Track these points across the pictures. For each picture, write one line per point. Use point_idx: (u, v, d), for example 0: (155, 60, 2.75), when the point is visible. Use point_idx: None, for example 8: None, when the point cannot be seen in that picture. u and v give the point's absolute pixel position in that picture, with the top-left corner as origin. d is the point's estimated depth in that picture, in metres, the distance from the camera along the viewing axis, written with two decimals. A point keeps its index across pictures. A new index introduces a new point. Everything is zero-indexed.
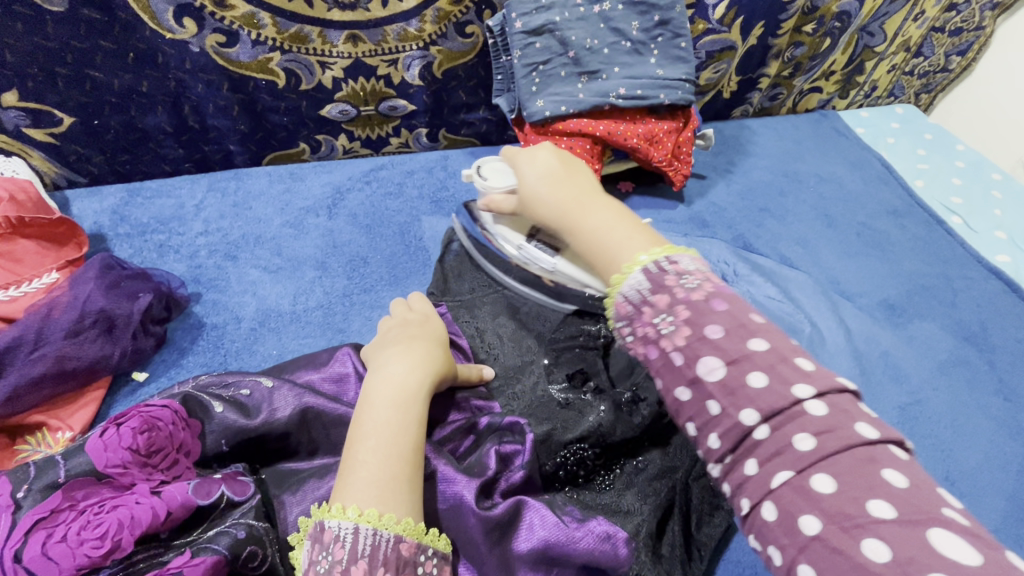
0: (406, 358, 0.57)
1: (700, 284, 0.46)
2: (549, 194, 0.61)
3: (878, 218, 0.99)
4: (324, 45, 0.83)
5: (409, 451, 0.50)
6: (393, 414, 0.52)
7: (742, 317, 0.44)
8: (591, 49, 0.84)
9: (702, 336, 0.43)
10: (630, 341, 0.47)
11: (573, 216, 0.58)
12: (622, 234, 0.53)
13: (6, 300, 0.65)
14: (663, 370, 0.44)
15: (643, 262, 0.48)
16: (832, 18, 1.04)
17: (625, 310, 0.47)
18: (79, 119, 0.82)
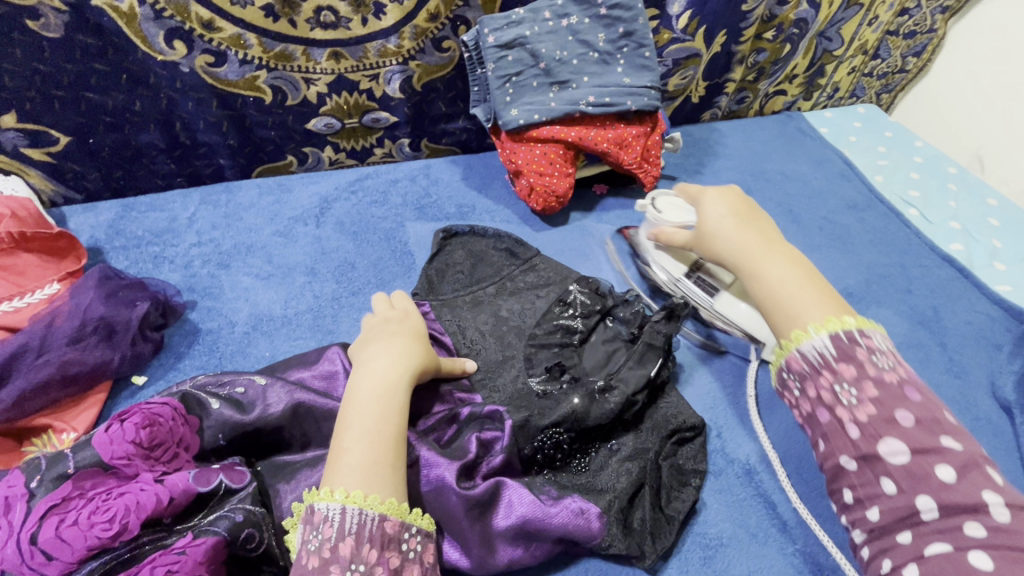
0: (387, 353, 0.61)
1: (891, 364, 0.50)
2: (734, 240, 0.65)
3: (839, 213, 1.04)
4: (308, 62, 0.88)
5: (389, 437, 0.54)
6: (376, 404, 0.56)
7: (934, 410, 0.48)
8: (561, 60, 0.89)
9: (890, 418, 0.48)
10: (804, 397, 0.52)
11: (757, 259, 0.61)
12: (801, 288, 0.57)
13: (10, 311, 0.69)
14: (832, 433, 0.50)
15: (826, 325, 0.52)
16: (791, 25, 1.10)
17: (798, 367, 0.53)
18: (75, 138, 0.86)
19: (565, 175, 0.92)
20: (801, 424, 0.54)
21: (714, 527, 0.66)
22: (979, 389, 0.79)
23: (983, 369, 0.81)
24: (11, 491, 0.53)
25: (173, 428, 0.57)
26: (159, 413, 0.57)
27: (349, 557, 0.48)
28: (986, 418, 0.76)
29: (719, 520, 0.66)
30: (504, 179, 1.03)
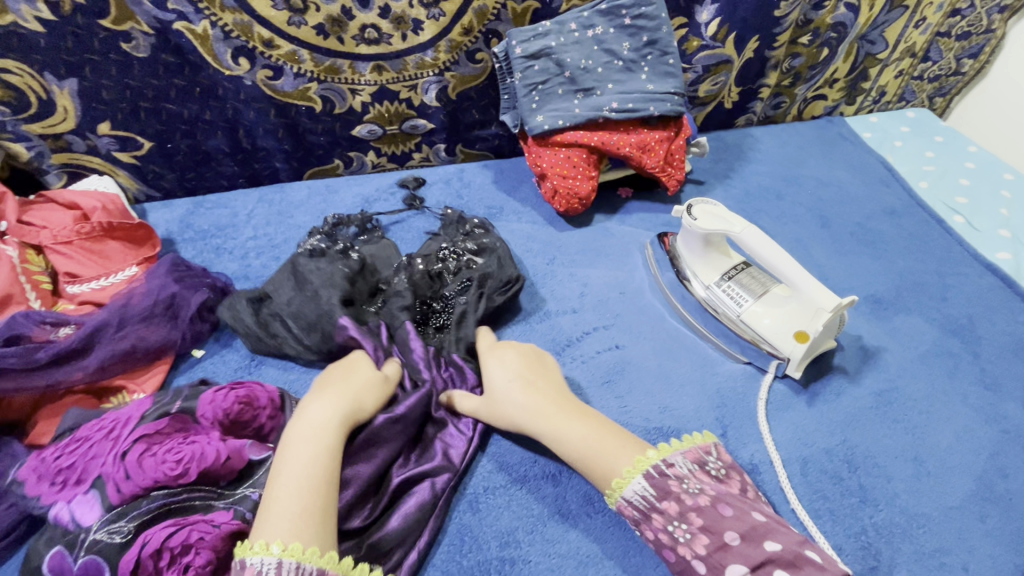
0: (344, 406, 0.63)
1: (699, 487, 0.56)
2: (524, 413, 0.67)
3: (874, 218, 1.02)
4: (354, 75, 0.97)
5: (320, 489, 0.55)
6: (316, 461, 0.57)
7: (749, 518, 0.53)
8: (586, 68, 0.94)
9: (721, 542, 0.52)
10: (647, 539, 0.57)
11: (553, 424, 0.65)
12: (604, 440, 0.62)
13: (97, 288, 0.81)
14: (687, 572, 0.54)
15: (637, 467, 0.58)
16: (828, 30, 1.09)
17: (630, 513, 0.58)
18: (156, 144, 0.99)
19: (587, 178, 0.96)
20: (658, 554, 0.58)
21: None
22: (1013, 401, 0.75)
23: (1019, 382, 0.78)
24: (126, 414, 0.64)
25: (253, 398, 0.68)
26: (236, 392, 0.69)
27: None
28: (1017, 431, 0.72)
29: None
30: (532, 182, 1.08)
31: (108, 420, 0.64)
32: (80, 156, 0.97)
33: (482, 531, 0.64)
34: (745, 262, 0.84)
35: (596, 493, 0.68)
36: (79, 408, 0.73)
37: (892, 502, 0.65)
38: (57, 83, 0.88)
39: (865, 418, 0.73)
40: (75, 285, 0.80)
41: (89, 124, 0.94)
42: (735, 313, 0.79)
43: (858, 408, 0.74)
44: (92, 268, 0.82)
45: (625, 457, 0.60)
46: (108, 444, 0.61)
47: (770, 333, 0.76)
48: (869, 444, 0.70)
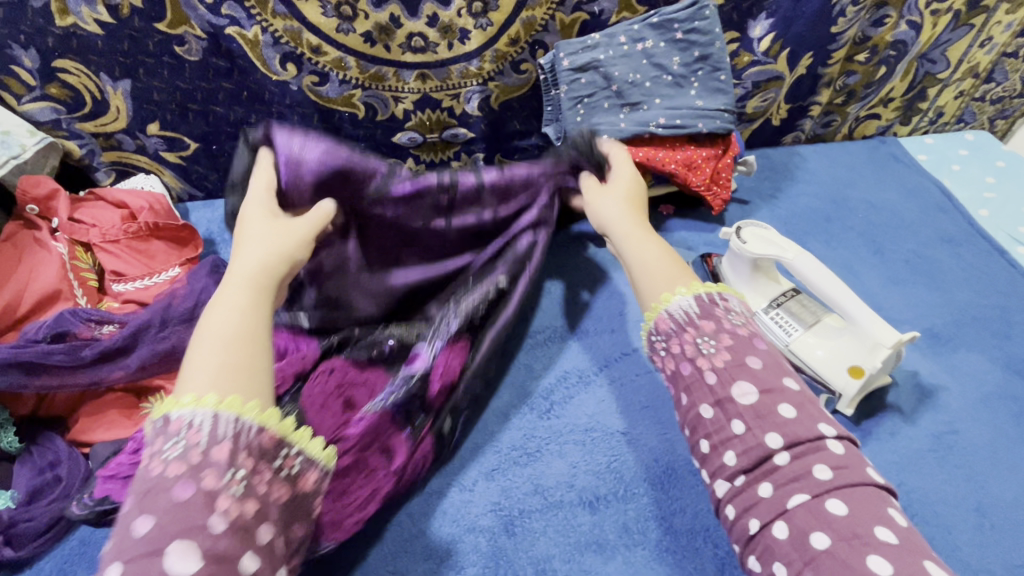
0: (261, 257, 0.61)
1: (743, 320, 0.60)
2: (618, 224, 0.72)
3: (930, 246, 0.97)
4: (398, 82, 0.97)
5: (245, 346, 0.53)
6: (235, 316, 0.55)
7: (774, 356, 0.58)
8: (633, 82, 0.92)
9: (741, 363, 0.55)
10: (670, 356, 0.59)
11: (635, 240, 0.70)
12: (670, 272, 0.65)
13: (142, 288, 0.82)
14: (693, 386, 0.57)
15: (691, 290, 0.61)
16: (886, 48, 1.05)
17: (666, 327, 0.60)
18: (202, 145, 1.00)
19: None
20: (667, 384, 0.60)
21: None
22: None
23: None
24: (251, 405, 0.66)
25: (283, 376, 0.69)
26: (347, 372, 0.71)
27: (224, 461, 0.46)
28: None
29: None
30: None
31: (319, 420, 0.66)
32: (129, 154, 0.99)
33: (518, 556, 0.63)
34: (795, 289, 0.81)
35: (633, 523, 0.66)
36: (119, 407, 0.73)
37: (951, 554, 0.62)
38: (111, 84, 0.90)
39: (922, 462, 0.69)
40: (120, 284, 0.81)
41: (139, 125, 0.95)
42: (784, 343, 0.75)
43: (914, 450, 0.70)
44: (137, 268, 0.83)
45: (679, 285, 0.63)
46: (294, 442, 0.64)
47: (824, 368, 0.72)
48: (926, 490, 0.67)
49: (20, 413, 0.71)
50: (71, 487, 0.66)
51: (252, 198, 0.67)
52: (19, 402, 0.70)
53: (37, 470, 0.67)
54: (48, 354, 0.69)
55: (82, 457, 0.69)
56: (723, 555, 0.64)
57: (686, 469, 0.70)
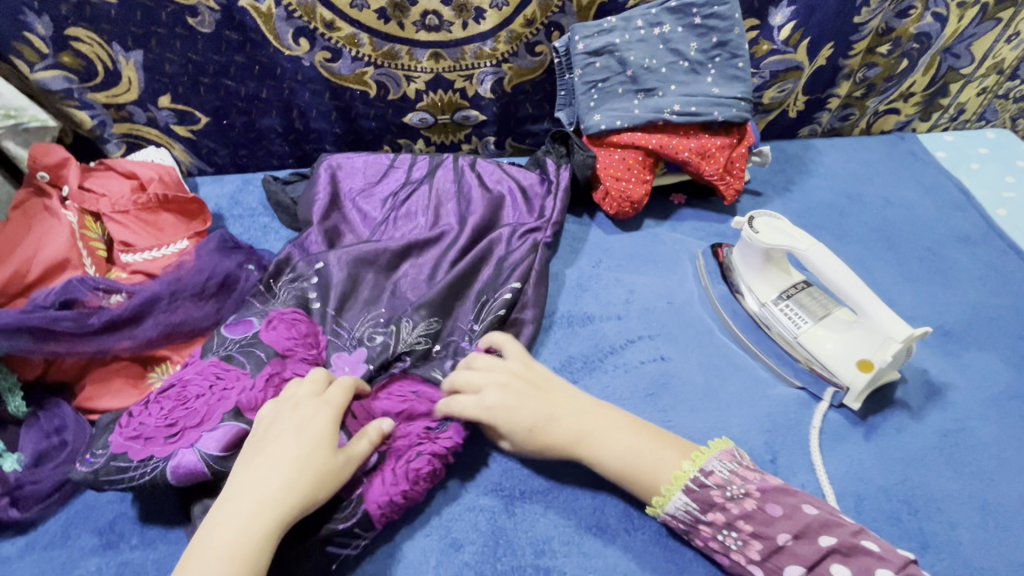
0: (281, 475, 0.55)
1: (743, 489, 0.59)
2: (534, 415, 0.64)
3: (945, 244, 0.95)
4: (411, 62, 0.96)
5: (246, 560, 0.51)
6: (248, 526, 0.52)
7: (801, 516, 0.57)
8: (649, 68, 0.90)
9: (775, 545, 0.57)
10: (694, 540, 0.61)
11: (602, 434, 0.64)
12: (658, 445, 0.63)
13: (150, 259, 0.82)
14: (773, 556, 0.57)
15: (677, 482, 0.61)
16: (909, 40, 1.02)
17: (676, 524, 0.61)
18: (212, 120, 1.00)
19: (641, 182, 0.93)
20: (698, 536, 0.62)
21: None
22: None
23: None
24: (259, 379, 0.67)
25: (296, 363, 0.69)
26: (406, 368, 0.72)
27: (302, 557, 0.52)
28: None
29: None
30: None
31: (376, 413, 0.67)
32: (140, 127, 0.99)
33: (518, 537, 0.63)
34: (805, 282, 0.80)
35: (635, 508, 0.65)
36: (125, 376, 0.74)
37: (954, 550, 0.62)
38: (123, 54, 0.89)
39: (928, 458, 0.68)
40: (129, 255, 0.81)
41: (150, 97, 0.95)
42: (792, 334, 0.75)
43: (922, 446, 0.69)
44: (146, 238, 0.83)
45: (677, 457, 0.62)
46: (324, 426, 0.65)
47: (831, 361, 0.72)
48: (932, 487, 0.66)
49: (27, 378, 0.71)
50: (77, 452, 0.67)
51: (316, 399, 0.61)
52: (26, 366, 0.70)
53: (43, 433, 0.68)
54: (56, 320, 0.68)
55: (89, 425, 0.69)
56: None
57: None
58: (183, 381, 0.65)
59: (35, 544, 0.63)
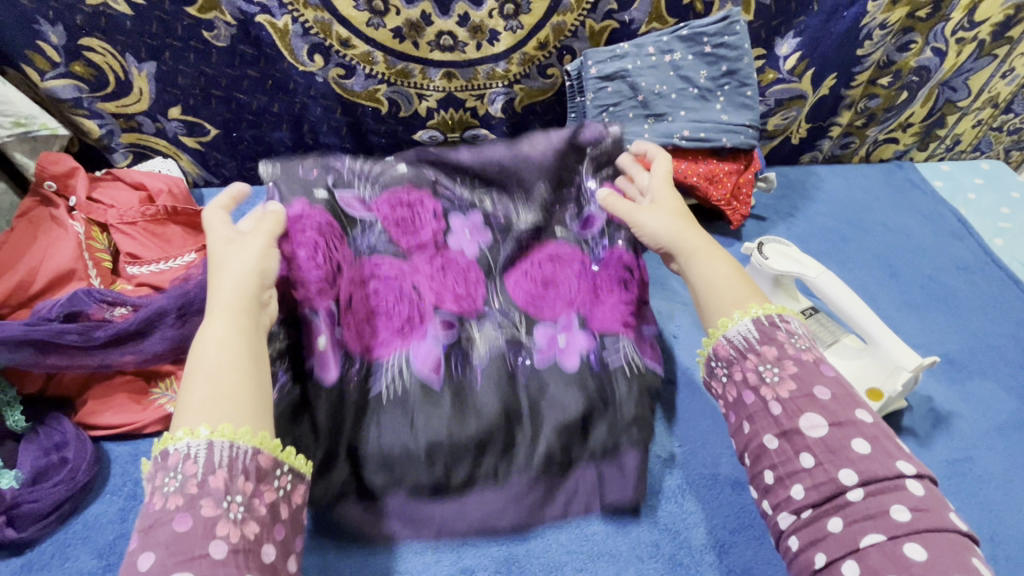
0: (226, 297, 0.52)
1: (806, 344, 0.55)
2: (676, 233, 0.65)
3: (945, 272, 0.97)
4: (424, 80, 0.96)
5: (249, 370, 0.49)
6: (219, 353, 0.49)
7: (841, 384, 0.53)
8: (660, 93, 0.91)
9: (809, 394, 0.52)
10: (731, 381, 0.56)
11: (705, 250, 0.63)
12: (732, 284, 0.60)
13: (156, 272, 0.80)
14: (757, 415, 0.54)
15: (750, 313, 0.56)
16: (910, 73, 1.05)
17: (725, 353, 0.56)
18: (222, 132, 1.00)
19: None
20: (726, 412, 0.58)
21: None
22: None
23: None
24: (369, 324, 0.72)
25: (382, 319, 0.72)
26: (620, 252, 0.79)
27: (224, 488, 0.43)
28: None
29: None
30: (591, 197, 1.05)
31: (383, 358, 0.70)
32: (148, 137, 0.99)
33: (529, 563, 0.63)
34: (813, 308, 0.81)
35: (652, 532, 0.66)
36: (128, 390, 0.73)
37: None
38: (136, 65, 0.89)
39: (937, 488, 0.69)
40: (135, 267, 0.80)
41: (160, 108, 0.95)
42: None
43: (930, 477, 0.70)
44: (152, 250, 0.82)
45: (755, 302, 0.58)
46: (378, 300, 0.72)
47: None
48: None
49: (26, 392, 0.69)
50: (77, 470, 0.65)
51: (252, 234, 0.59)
52: (29, 379, 0.70)
53: (43, 450, 0.66)
54: (62, 333, 0.67)
55: (88, 440, 0.68)
56: (737, 575, 0.64)
57: (702, 484, 0.70)
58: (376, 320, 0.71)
59: (29, 567, 0.61)
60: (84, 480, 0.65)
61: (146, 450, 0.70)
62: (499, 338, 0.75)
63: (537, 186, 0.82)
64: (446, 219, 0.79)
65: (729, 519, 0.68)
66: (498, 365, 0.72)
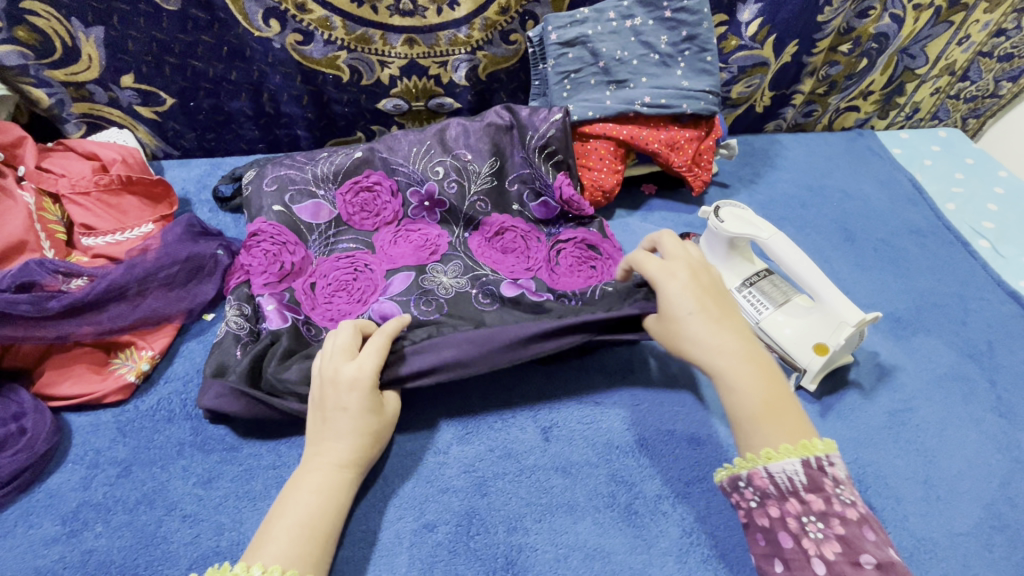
0: (342, 454, 0.62)
1: (851, 499, 0.55)
2: (724, 349, 0.62)
3: (898, 236, 1.00)
4: (385, 46, 0.95)
5: (320, 527, 0.58)
6: (314, 499, 0.59)
7: (886, 551, 0.52)
8: (621, 59, 0.91)
9: (854, 560, 0.51)
10: (762, 513, 0.57)
11: (747, 382, 0.60)
12: (772, 417, 0.59)
13: (113, 243, 0.79)
14: (794, 562, 0.54)
15: (800, 450, 0.56)
16: (869, 39, 1.06)
17: (764, 485, 0.57)
18: (179, 101, 0.98)
19: (613, 172, 0.94)
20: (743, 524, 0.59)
21: (721, 532, 0.66)
22: None
23: None
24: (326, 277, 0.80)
25: (337, 277, 0.80)
26: (577, 233, 0.89)
27: None
28: None
29: (720, 532, 0.66)
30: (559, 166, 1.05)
31: (337, 301, 0.78)
32: (101, 107, 0.97)
33: (490, 515, 0.66)
34: (767, 269, 0.83)
35: (607, 484, 0.69)
36: (88, 362, 0.73)
37: (900, 524, 0.65)
38: (83, 30, 0.86)
39: (877, 437, 0.72)
40: (90, 238, 0.79)
41: (112, 76, 0.92)
42: (754, 319, 0.78)
43: (872, 427, 0.73)
44: (108, 221, 0.80)
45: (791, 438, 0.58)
46: (344, 267, 0.81)
47: (788, 346, 0.75)
48: (881, 464, 0.70)
49: None
50: (36, 439, 0.65)
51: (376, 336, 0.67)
52: None
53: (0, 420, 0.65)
54: (13, 304, 0.66)
55: (48, 411, 0.67)
56: (690, 522, 0.66)
57: (658, 439, 0.73)
58: (333, 276, 0.80)
59: None
60: (43, 449, 0.65)
61: (108, 419, 0.71)
62: (465, 284, 0.81)
63: (483, 163, 0.90)
64: (405, 197, 0.90)
65: (683, 472, 0.70)
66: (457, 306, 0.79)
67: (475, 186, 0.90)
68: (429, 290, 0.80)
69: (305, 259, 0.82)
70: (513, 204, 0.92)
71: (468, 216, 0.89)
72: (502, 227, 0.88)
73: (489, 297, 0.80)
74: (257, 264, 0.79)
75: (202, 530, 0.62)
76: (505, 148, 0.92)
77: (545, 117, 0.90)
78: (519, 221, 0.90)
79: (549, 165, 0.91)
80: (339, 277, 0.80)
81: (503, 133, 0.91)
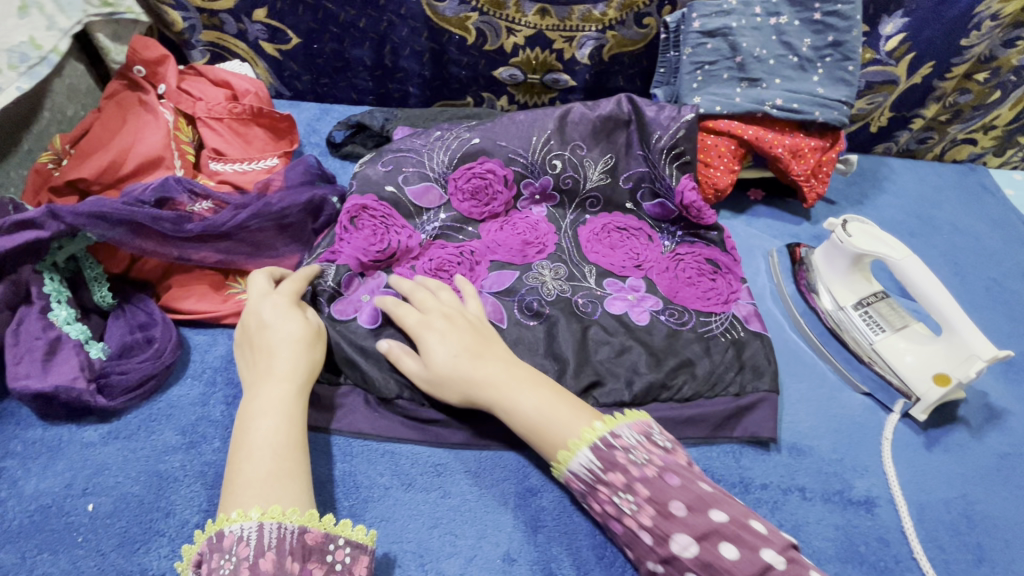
0: (288, 366, 0.60)
1: (646, 457, 0.56)
2: (492, 377, 0.62)
3: (1011, 278, 0.97)
4: (517, 13, 0.94)
5: (292, 453, 0.55)
6: (281, 425, 0.56)
7: (694, 487, 0.55)
8: (759, 57, 0.89)
9: (665, 512, 0.54)
10: (593, 509, 0.59)
11: (505, 392, 0.61)
12: (553, 408, 0.60)
13: (240, 171, 0.80)
14: (634, 542, 0.57)
15: (585, 440, 0.58)
16: (1008, 72, 1.02)
17: (577, 485, 0.59)
18: (303, 42, 0.98)
19: (729, 171, 0.92)
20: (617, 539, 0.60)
21: (819, 542, 0.64)
22: None
23: None
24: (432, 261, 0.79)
25: (443, 263, 0.79)
26: (697, 246, 0.88)
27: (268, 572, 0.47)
28: None
29: (817, 539, 0.64)
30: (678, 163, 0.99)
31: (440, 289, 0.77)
32: (228, 37, 0.98)
33: None
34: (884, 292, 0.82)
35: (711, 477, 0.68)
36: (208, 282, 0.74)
37: (1007, 566, 0.64)
38: None
39: (986, 477, 0.71)
40: (220, 163, 0.80)
41: (247, 8, 0.93)
42: (868, 341, 0.77)
43: (980, 467, 0.72)
44: (237, 149, 0.82)
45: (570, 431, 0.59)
46: (453, 255, 0.80)
47: (906, 371, 0.74)
48: (989, 504, 0.69)
49: (113, 270, 0.70)
50: (163, 349, 0.67)
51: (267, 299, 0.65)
52: (112, 259, 0.70)
53: (129, 328, 0.68)
54: (156, 219, 0.66)
55: (173, 324, 0.70)
56: (787, 528, 0.65)
57: (761, 446, 0.71)
58: (440, 258, 0.79)
59: (117, 434, 0.63)
60: (169, 360, 0.67)
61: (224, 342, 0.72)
62: (567, 290, 0.81)
63: (597, 159, 0.89)
64: (517, 189, 0.88)
65: (783, 478, 0.69)
66: (568, 310, 0.78)
67: (588, 183, 0.89)
68: (532, 288, 0.80)
69: (411, 239, 0.80)
70: (627, 201, 0.92)
71: (582, 197, 0.90)
72: (609, 231, 0.88)
73: (591, 305, 0.80)
74: (361, 238, 0.76)
75: (316, 459, 0.64)
76: (622, 145, 0.90)
77: (673, 116, 0.88)
78: (630, 224, 0.89)
79: (675, 167, 0.89)
80: (445, 264, 0.79)
81: (621, 128, 0.89)
